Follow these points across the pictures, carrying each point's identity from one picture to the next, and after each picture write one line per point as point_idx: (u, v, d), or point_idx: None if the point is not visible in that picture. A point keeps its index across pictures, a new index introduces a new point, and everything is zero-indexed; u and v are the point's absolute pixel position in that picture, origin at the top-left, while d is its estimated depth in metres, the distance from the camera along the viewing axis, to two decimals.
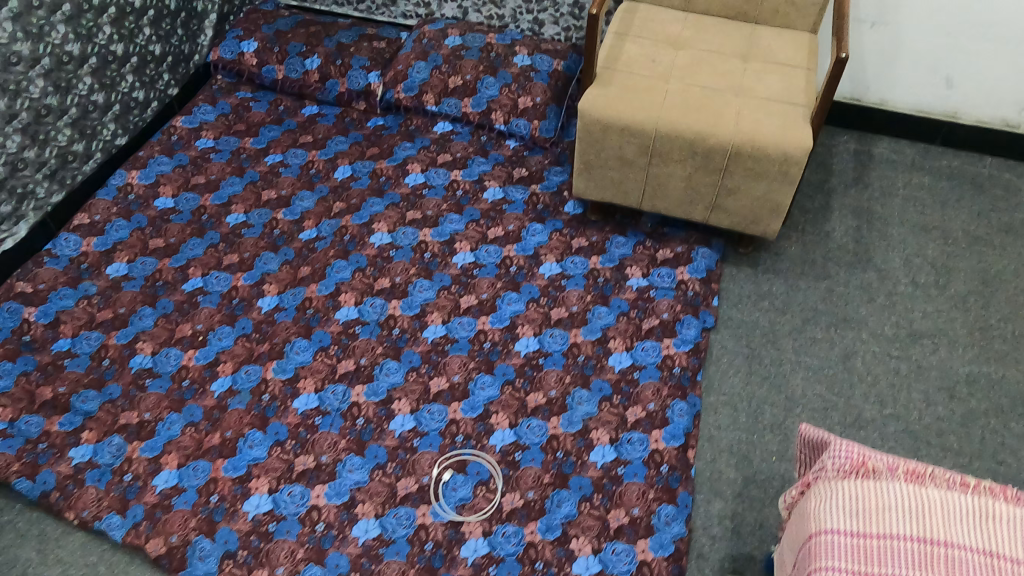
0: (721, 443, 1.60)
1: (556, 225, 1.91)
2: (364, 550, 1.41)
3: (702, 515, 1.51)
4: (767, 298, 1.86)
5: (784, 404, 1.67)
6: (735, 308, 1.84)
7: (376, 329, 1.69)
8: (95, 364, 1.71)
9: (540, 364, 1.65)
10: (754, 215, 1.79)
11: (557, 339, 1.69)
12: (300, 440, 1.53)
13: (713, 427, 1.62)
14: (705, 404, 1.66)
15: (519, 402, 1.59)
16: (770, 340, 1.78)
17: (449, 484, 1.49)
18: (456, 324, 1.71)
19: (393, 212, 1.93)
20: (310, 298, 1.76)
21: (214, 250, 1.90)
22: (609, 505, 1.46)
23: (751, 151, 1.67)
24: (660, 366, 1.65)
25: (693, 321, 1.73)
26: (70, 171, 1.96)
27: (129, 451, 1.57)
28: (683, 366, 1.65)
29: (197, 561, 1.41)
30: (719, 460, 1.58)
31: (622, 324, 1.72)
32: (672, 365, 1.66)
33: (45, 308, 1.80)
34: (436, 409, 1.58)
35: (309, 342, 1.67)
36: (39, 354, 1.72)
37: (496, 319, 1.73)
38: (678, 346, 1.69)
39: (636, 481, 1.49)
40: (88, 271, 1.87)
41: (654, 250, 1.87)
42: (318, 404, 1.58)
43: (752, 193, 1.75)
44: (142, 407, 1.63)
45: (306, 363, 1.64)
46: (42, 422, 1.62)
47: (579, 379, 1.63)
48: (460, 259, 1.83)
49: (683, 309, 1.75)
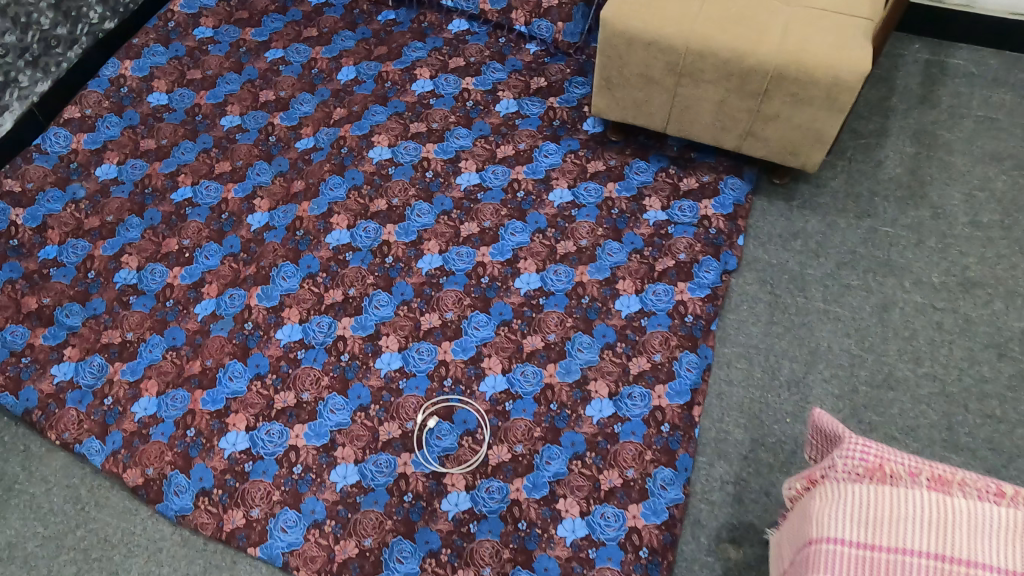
0: (730, 400, 1.47)
1: (572, 146, 1.74)
2: (341, 497, 1.35)
3: (702, 479, 1.40)
4: (800, 239, 1.67)
5: (805, 358, 1.52)
6: (762, 248, 1.65)
7: (367, 257, 1.57)
8: (81, 275, 1.62)
9: (541, 305, 1.52)
10: (793, 145, 1.60)
11: (561, 277, 1.55)
12: (281, 375, 1.44)
13: (723, 381, 1.49)
14: (718, 354, 1.51)
15: (515, 345, 1.48)
16: (797, 287, 1.60)
17: (433, 431, 1.40)
18: (453, 256, 1.57)
19: (397, 124, 1.77)
20: (301, 218, 1.63)
21: (205, 156, 1.77)
22: (602, 465, 1.37)
23: (794, 75, 1.46)
24: (671, 314, 1.52)
25: (712, 264, 1.58)
26: (55, 58, 1.84)
27: (109, 373, 1.50)
28: (696, 315, 1.52)
29: (173, 495, 1.36)
30: (726, 419, 1.45)
31: (634, 264, 1.57)
32: (685, 313, 1.52)
33: (33, 211, 1.71)
34: (426, 349, 1.47)
35: (297, 268, 1.56)
36: (26, 261, 1.65)
37: (497, 251, 1.58)
38: (693, 291, 1.54)
39: (633, 440, 1.39)
40: (77, 171, 1.77)
41: (677, 180, 1.70)
42: (302, 336, 1.48)
43: (792, 122, 1.55)
44: (124, 326, 1.55)
45: (293, 291, 1.53)
46: (27, 333, 1.56)
47: (582, 323, 1.50)
48: (465, 179, 1.68)
49: (703, 249, 1.60)
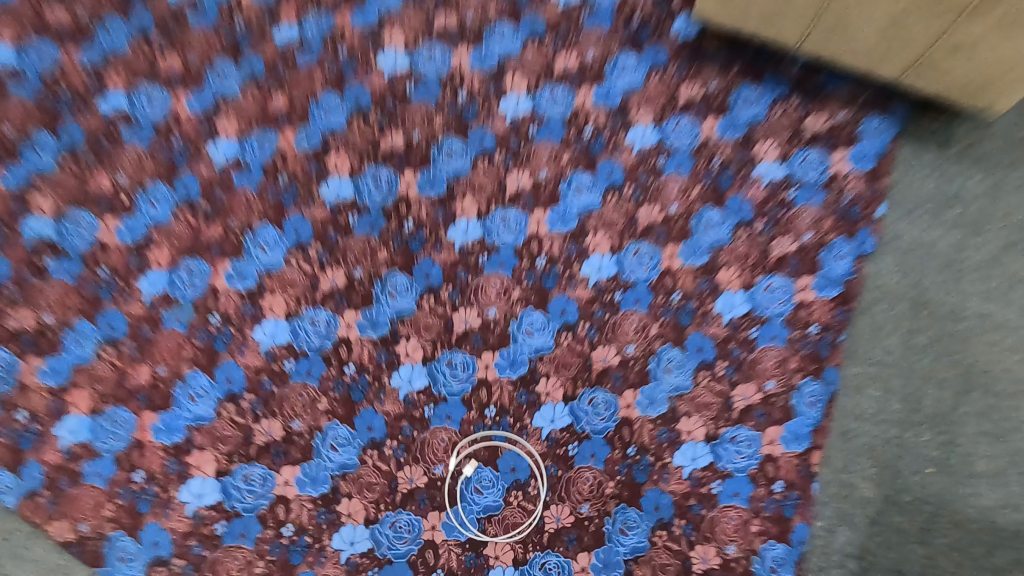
0: (857, 443, 1.12)
1: (655, 59, 1.21)
2: (348, 570, 1.02)
3: (820, 555, 1.08)
4: (956, 205, 1.18)
5: (940, 384, 1.13)
6: (906, 220, 1.18)
7: (380, 221, 1.13)
8: None
9: (617, 304, 1.12)
10: (982, 83, 1.09)
11: (642, 261, 1.13)
12: (262, 397, 1.06)
13: (853, 415, 1.13)
14: (845, 378, 1.13)
15: (580, 361, 1.10)
16: (952, 275, 1.16)
17: (471, 484, 1.06)
18: (498, 223, 1.14)
19: (416, 13, 1.22)
20: (285, 154, 1.15)
21: (145, 46, 1.17)
22: (695, 538, 1.06)
23: None
24: (790, 322, 1.12)
25: (843, 248, 1.15)
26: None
27: (21, 373, 1.05)
28: (823, 326, 1.13)
29: (118, 562, 1.01)
30: (851, 471, 1.11)
31: (742, 246, 1.15)
32: (808, 322, 1.13)
33: None
34: (460, 361, 1.09)
35: (280, 235, 1.12)
36: None
37: (558, 219, 1.15)
38: (820, 290, 1.14)
39: (734, 505, 1.07)
40: None
41: (800, 117, 1.20)
42: (289, 341, 1.08)
43: (994, 54, 1.04)
44: (38, 304, 1.08)
45: (276, 268, 1.11)
46: None
47: (670, 332, 1.11)
48: (510, 105, 1.19)
49: (833, 226, 1.16)
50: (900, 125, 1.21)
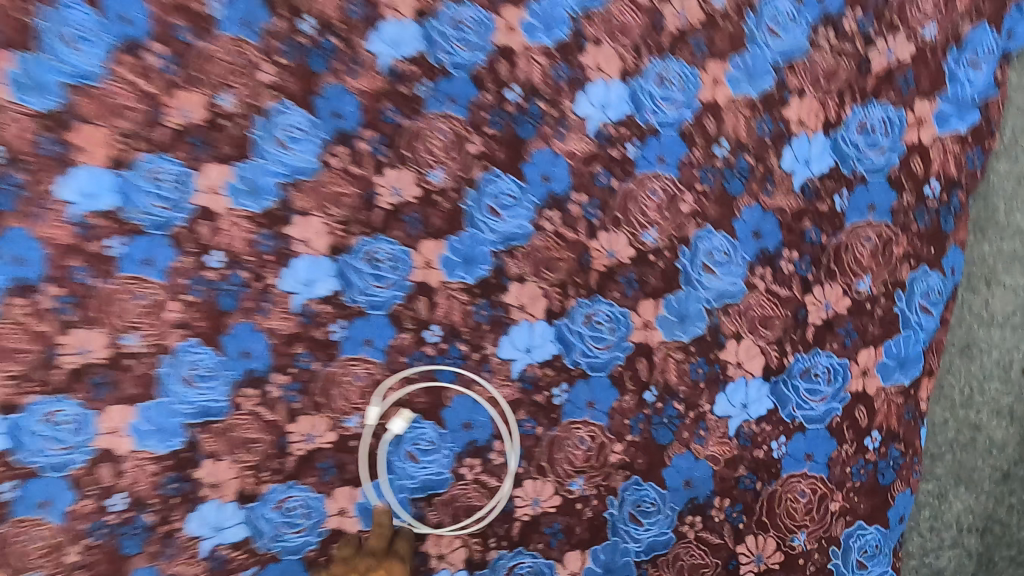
0: (985, 365, 0.79)
1: None
2: (212, 568, 0.73)
3: (923, 534, 0.83)
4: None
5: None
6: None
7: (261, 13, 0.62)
8: None
9: (633, 161, 0.71)
10: None
11: (674, 87, 0.69)
12: (75, 290, 0.63)
13: (990, 329, 0.78)
14: (968, 264, 0.78)
15: (575, 255, 0.73)
16: None
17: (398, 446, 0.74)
18: (446, 28, 0.66)
19: None
20: None
21: None
22: (746, 526, 0.79)
23: None
24: (895, 179, 0.73)
25: (974, 50, 0.72)
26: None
27: None
28: (937, 179, 0.74)
29: None
30: (977, 404, 0.80)
31: (830, 61, 0.70)
32: (924, 176, 0.74)
33: None
34: (386, 255, 0.70)
35: (97, 22, 0.59)
36: None
37: (540, 19, 0.67)
38: (937, 122, 0.73)
39: (804, 472, 0.78)
40: None
41: None
42: (118, 205, 0.63)
43: None
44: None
45: (92, 77, 0.59)
46: None
47: (711, 201, 0.72)
48: None
49: (948, 17, 0.71)
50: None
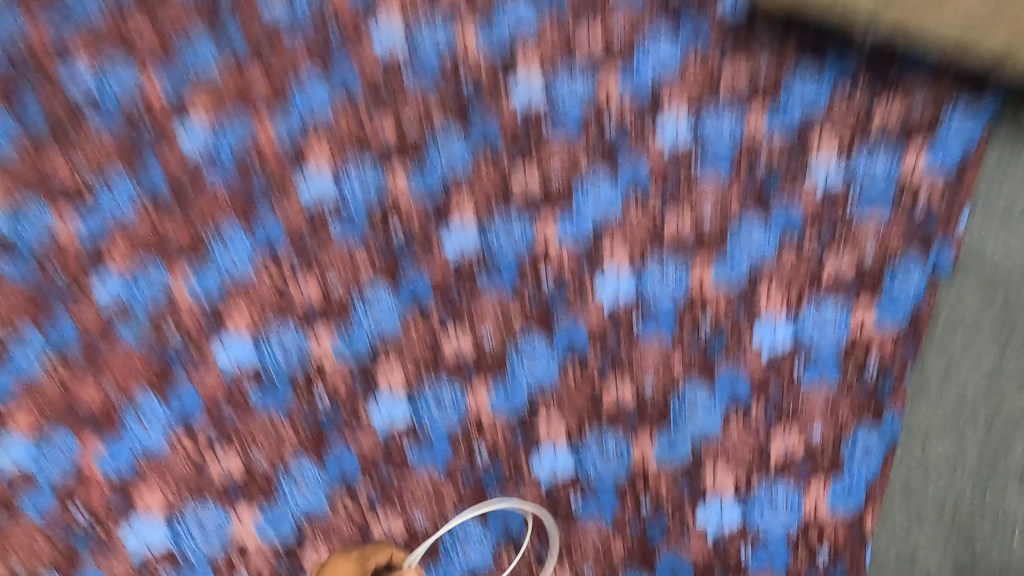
0: (922, 507, 0.91)
1: (698, 37, 0.96)
2: None
3: None
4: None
5: (1002, 378, 0.88)
6: (992, 239, 0.90)
7: (358, 225, 0.97)
8: None
9: (636, 333, 0.94)
10: None
11: (668, 279, 0.94)
12: (224, 427, 0.93)
13: (930, 475, 0.91)
14: (907, 425, 0.92)
15: (588, 396, 0.95)
16: None
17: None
18: (500, 232, 0.96)
19: None
20: (263, 146, 0.97)
21: (90, 24, 0.96)
22: None
23: None
24: (845, 356, 0.92)
25: (917, 270, 0.92)
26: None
27: None
28: (882, 362, 0.92)
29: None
30: (917, 536, 0.91)
31: (789, 266, 0.93)
32: (864, 358, 0.92)
33: None
34: (449, 397, 0.95)
35: (250, 238, 0.96)
36: None
37: (571, 223, 0.96)
38: (885, 311, 0.92)
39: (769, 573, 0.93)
40: None
41: (865, 109, 0.93)
42: (254, 361, 0.94)
43: None
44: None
45: (241, 276, 0.95)
46: None
47: (696, 367, 0.94)
48: (524, 90, 0.97)
49: (903, 241, 0.92)
50: (992, 121, 0.90)
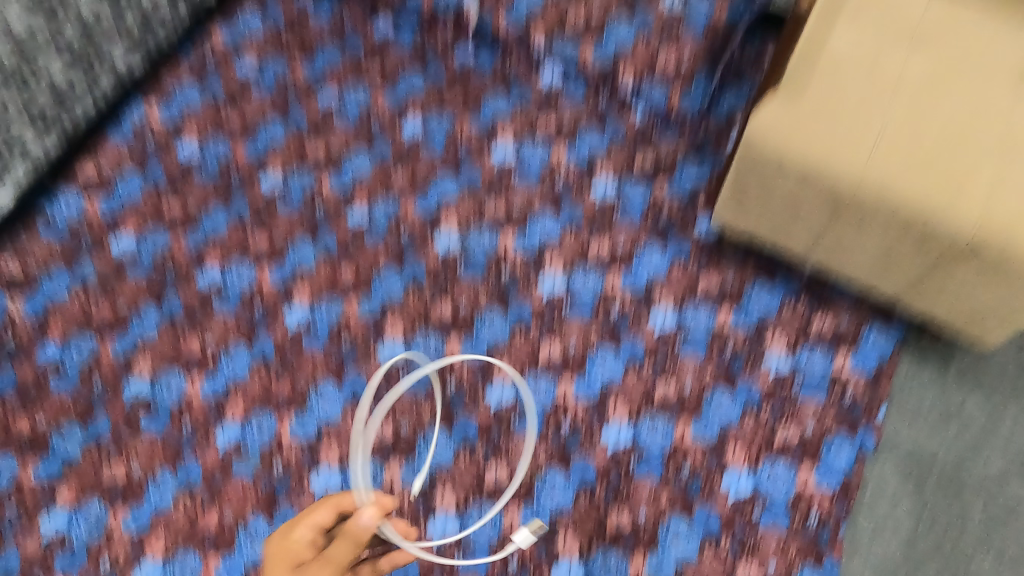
0: None
1: (681, 253, 1.35)
2: None
3: None
4: (954, 423, 1.25)
5: (915, 548, 1.17)
6: (907, 424, 1.25)
7: (425, 380, 1.29)
8: (84, 385, 1.28)
9: (631, 470, 1.23)
10: (970, 318, 1.09)
11: (659, 430, 1.24)
12: None
13: None
14: None
15: (596, 520, 1.20)
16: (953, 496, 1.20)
17: (376, 505, 0.93)
18: (529, 387, 1.28)
19: (471, 203, 1.41)
20: (348, 320, 1.33)
21: (239, 227, 1.39)
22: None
23: (999, 257, 0.96)
24: (793, 507, 1.18)
25: (845, 444, 1.21)
26: (36, 63, 1.24)
27: (109, 524, 1.20)
28: (823, 516, 1.18)
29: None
30: None
31: (749, 428, 1.23)
32: (808, 510, 1.18)
33: (34, 300, 1.32)
34: (489, 515, 1.21)
35: (339, 391, 1.28)
36: (20, 367, 1.28)
37: (584, 385, 1.28)
38: (821, 478, 1.20)
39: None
40: (87, 244, 1.36)
41: (807, 317, 1.29)
42: (341, 486, 1.23)
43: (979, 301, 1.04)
44: (131, 456, 1.24)
45: (333, 421, 1.26)
46: (13, 469, 1.23)
47: (679, 502, 1.20)
48: (549, 284, 1.34)
49: (836, 421, 1.23)
50: (900, 340, 1.28)
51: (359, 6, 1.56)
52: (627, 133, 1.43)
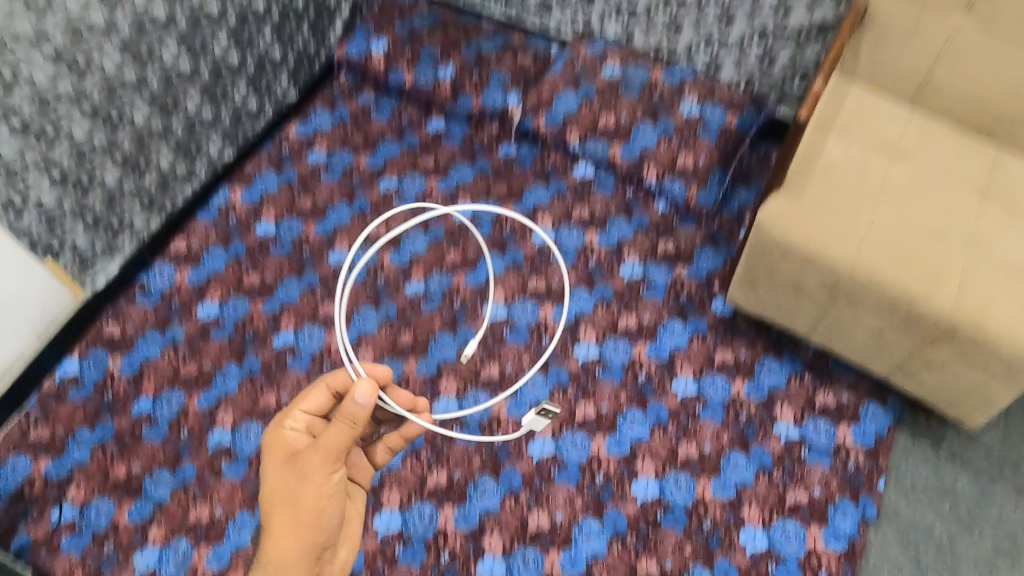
0: None
1: (699, 327, 1.51)
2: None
3: None
4: (948, 499, 1.36)
5: None
6: (904, 498, 1.36)
7: (476, 434, 1.45)
8: (174, 435, 1.38)
9: (658, 520, 1.35)
10: (952, 399, 1.26)
11: (682, 486, 1.38)
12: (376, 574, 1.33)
13: None
14: None
15: (626, 567, 1.32)
16: (949, 567, 1.31)
17: (367, 382, 0.92)
18: (567, 442, 1.43)
19: (514, 278, 1.59)
20: (407, 378, 1.51)
21: (310, 296, 1.52)
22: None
23: (971, 338, 1.13)
24: (802, 564, 1.30)
25: (849, 509, 1.33)
26: (149, 152, 1.42)
27: (195, 561, 1.28)
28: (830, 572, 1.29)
29: None
30: None
31: (761, 488, 1.37)
32: (817, 567, 1.30)
33: (131, 357, 1.44)
34: (532, 557, 1.34)
35: None
36: (119, 418, 1.39)
37: (615, 443, 1.42)
38: (826, 540, 1.31)
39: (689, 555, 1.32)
40: (179, 311, 1.49)
41: (811, 392, 1.43)
42: (401, 527, 1.37)
43: (959, 381, 1.21)
44: (214, 499, 1.33)
45: (394, 469, 1.41)
46: (112, 510, 1.32)
47: (701, 553, 1.33)
48: (583, 351, 1.51)
49: (839, 487, 1.35)
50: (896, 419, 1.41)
51: (414, 105, 1.76)
52: (652, 222, 1.62)
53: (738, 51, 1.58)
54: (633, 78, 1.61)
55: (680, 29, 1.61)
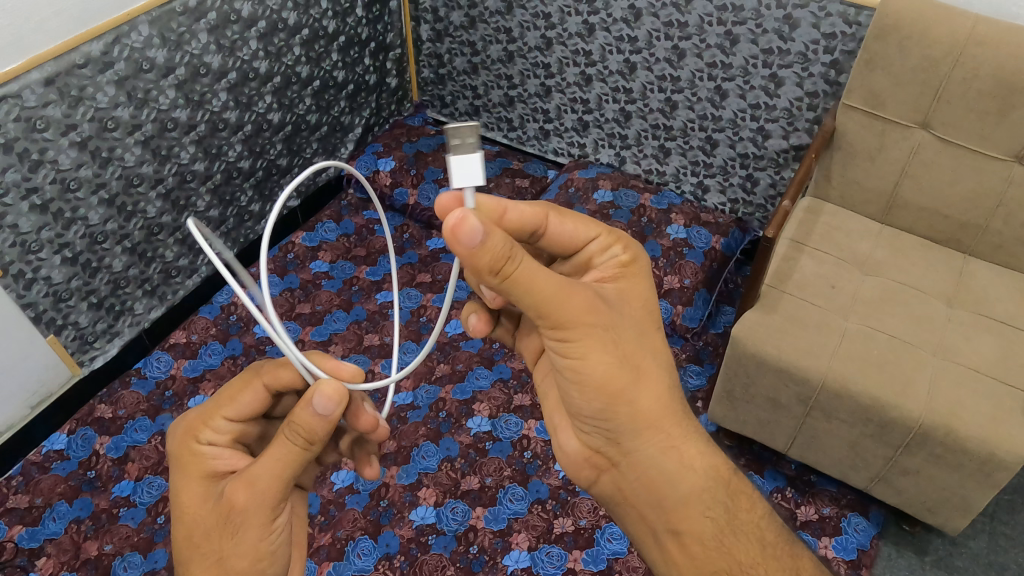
0: None
1: None
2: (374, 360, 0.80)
3: None
4: None
5: None
6: None
7: (451, 542, 1.39)
8: (150, 519, 1.29)
9: None
10: (931, 503, 1.22)
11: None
12: None
13: None
14: None
15: None
16: None
17: (334, 385, 0.68)
18: (543, 556, 1.37)
19: (500, 392, 1.62)
20: (388, 485, 1.47)
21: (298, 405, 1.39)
22: None
23: (943, 439, 1.12)
24: None
25: None
26: (157, 246, 1.49)
27: None
28: None
29: None
30: None
31: None
32: None
33: (117, 441, 1.39)
34: None
35: (375, 545, 1.39)
36: (98, 497, 1.32)
37: (591, 560, 1.36)
38: None
39: None
40: (172, 400, 1.45)
41: (794, 506, 1.34)
42: None
43: (937, 483, 1.18)
44: None
45: (366, 572, 1.36)
46: None
47: None
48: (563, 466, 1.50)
49: None
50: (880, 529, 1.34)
51: (417, 223, 1.84)
52: None
53: (723, 174, 1.65)
54: (624, 201, 1.69)
55: (668, 155, 1.70)
